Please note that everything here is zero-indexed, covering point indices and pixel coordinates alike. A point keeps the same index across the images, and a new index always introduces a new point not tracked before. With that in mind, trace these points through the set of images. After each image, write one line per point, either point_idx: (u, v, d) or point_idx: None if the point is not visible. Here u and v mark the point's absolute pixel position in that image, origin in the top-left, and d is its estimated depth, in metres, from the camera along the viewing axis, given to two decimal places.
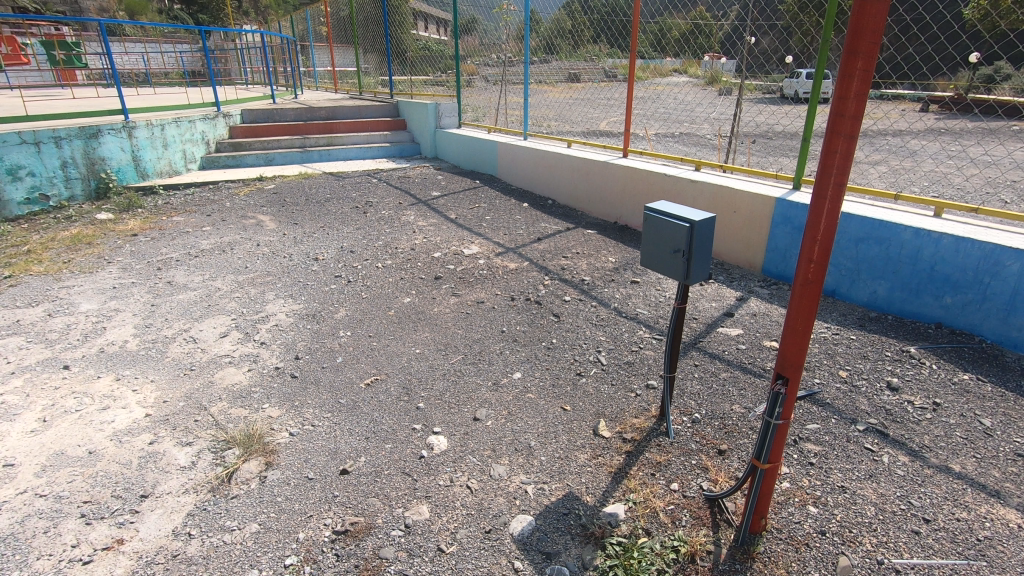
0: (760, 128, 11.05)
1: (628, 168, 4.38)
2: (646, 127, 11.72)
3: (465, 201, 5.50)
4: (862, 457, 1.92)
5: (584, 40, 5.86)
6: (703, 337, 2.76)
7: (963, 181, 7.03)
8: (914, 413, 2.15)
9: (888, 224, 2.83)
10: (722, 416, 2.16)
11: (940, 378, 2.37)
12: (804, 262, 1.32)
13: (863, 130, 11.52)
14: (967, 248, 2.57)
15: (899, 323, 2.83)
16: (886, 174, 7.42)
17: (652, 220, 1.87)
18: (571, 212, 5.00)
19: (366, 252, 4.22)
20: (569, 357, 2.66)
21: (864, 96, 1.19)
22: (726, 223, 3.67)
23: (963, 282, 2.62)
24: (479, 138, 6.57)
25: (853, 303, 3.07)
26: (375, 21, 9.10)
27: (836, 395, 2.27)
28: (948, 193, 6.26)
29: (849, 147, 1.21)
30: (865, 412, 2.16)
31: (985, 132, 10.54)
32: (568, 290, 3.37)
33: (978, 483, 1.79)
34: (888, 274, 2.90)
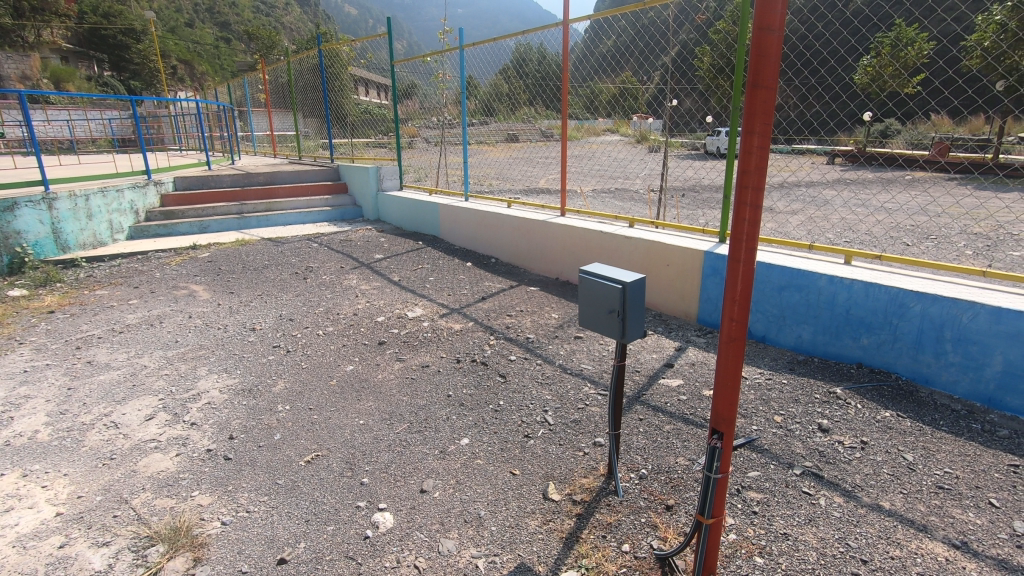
0: (687, 183, 11.80)
1: (565, 227, 4.54)
2: (582, 185, 12.28)
3: (408, 262, 5.52)
4: (801, 501, 1.98)
5: (520, 104, 6.32)
6: (646, 390, 2.82)
7: (870, 227, 7.69)
8: (844, 453, 2.26)
9: (806, 272, 3.05)
10: (668, 470, 2.19)
11: (865, 417, 2.51)
12: (726, 319, 1.40)
13: (780, 183, 12.52)
14: (875, 292, 2.79)
15: (824, 365, 3.01)
16: (804, 223, 8.01)
17: (586, 282, 1.94)
18: (514, 270, 5.10)
19: (306, 319, 4.12)
20: (516, 419, 2.65)
21: (764, 169, 1.30)
22: (660, 277, 3.84)
23: (875, 324, 2.83)
24: (420, 200, 6.66)
25: (782, 347, 3.25)
26: (313, 88, 9.28)
27: (773, 440, 2.36)
28: (859, 239, 6.80)
29: (755, 215, 1.32)
30: (801, 455, 2.25)
31: (885, 184, 11.64)
32: (513, 349, 3.39)
33: (907, 519, 1.88)
34: (810, 319, 3.09)
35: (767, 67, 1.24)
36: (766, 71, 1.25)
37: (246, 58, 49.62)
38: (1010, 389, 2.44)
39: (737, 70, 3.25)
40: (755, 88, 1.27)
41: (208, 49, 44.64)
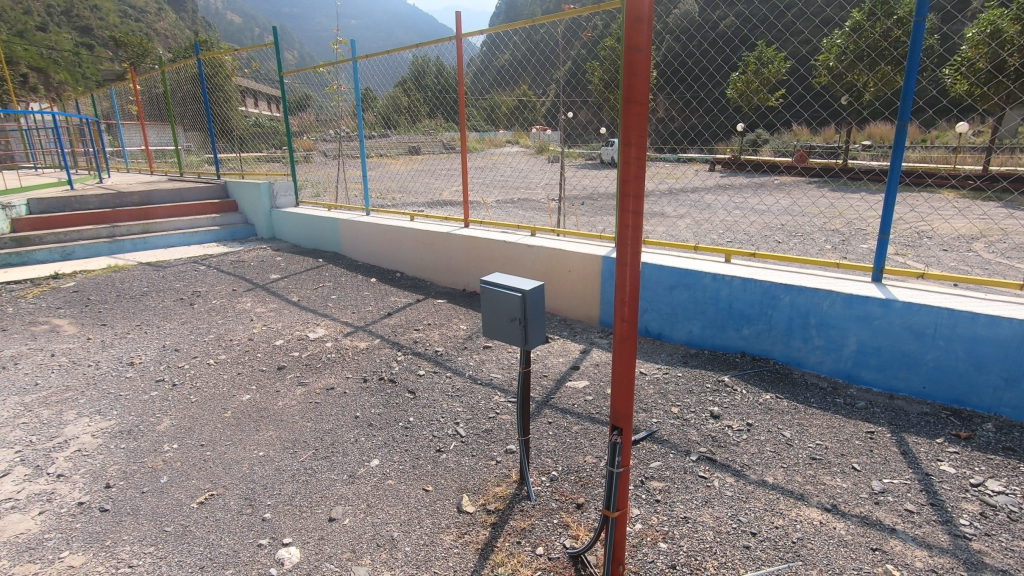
0: (585, 192, 12.31)
1: (469, 238, 4.56)
2: (485, 196, 12.41)
3: (308, 281, 5.28)
4: (697, 485, 2.13)
5: (420, 116, 6.36)
6: (554, 394, 2.90)
7: (748, 227, 8.44)
8: (733, 435, 2.46)
9: (692, 271, 3.29)
10: (577, 469, 2.26)
11: (750, 400, 2.74)
12: (618, 320, 1.48)
13: (670, 189, 13.41)
14: (752, 286, 3.07)
15: (713, 356, 3.25)
16: (692, 226, 8.64)
17: (487, 293, 1.97)
18: (420, 283, 5.04)
19: (194, 348, 3.80)
20: (427, 434, 2.61)
21: (642, 178, 1.40)
22: (562, 283, 3.97)
23: (753, 316, 3.11)
24: (318, 215, 6.40)
25: (677, 343, 3.48)
26: (193, 99, 8.63)
27: (671, 430, 2.51)
28: (739, 239, 7.45)
29: (637, 221, 1.40)
30: (696, 442, 2.41)
31: (756, 188, 12.89)
32: (422, 363, 3.35)
33: (787, 490, 2.08)
34: (698, 315, 3.33)
35: (637, 84, 1.34)
36: (637, 87, 1.34)
37: (113, 66, 45.15)
38: (864, 365, 2.78)
39: None
40: (629, 104, 1.36)
41: (66, 57, 40.15)
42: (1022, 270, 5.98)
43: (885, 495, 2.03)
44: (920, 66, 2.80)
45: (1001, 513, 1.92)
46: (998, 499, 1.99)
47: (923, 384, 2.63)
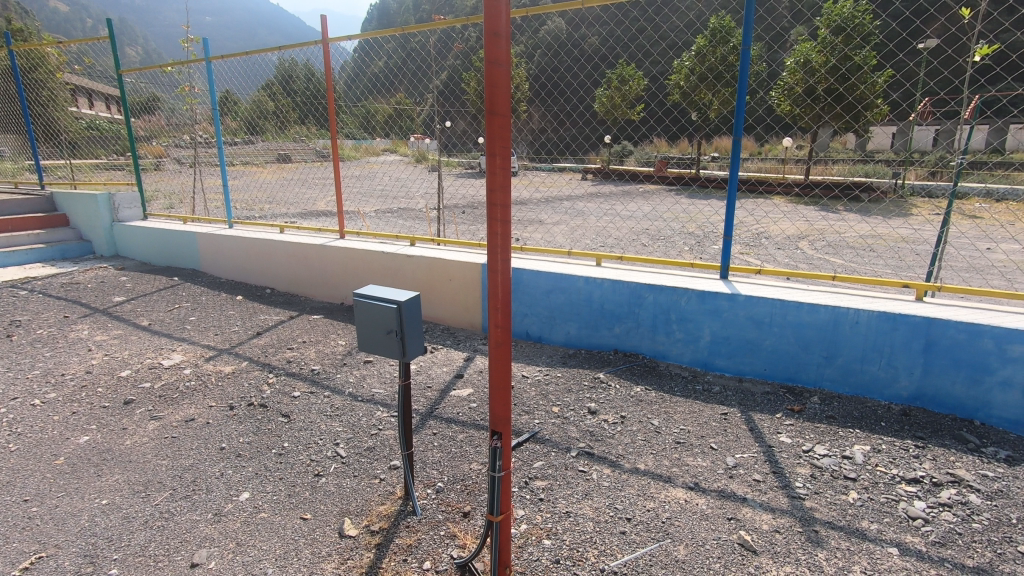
0: (465, 200, 12.42)
1: (344, 249, 4.39)
2: (363, 205, 12.04)
3: (160, 302, 4.74)
4: (578, 479, 2.23)
5: (289, 123, 6.03)
6: (438, 404, 2.87)
7: (618, 232, 9.04)
8: (608, 428, 2.61)
9: (566, 275, 3.45)
10: (463, 478, 2.26)
11: (623, 394, 2.93)
12: (493, 326, 1.52)
13: (546, 198, 13.98)
14: (620, 287, 3.29)
15: (589, 355, 3.43)
16: (568, 232, 9.07)
17: (360, 306, 1.91)
18: (293, 299, 4.75)
19: (14, 387, 3.24)
20: (304, 459, 2.46)
21: (509, 188, 1.44)
22: (444, 293, 3.96)
23: (622, 315, 3.33)
24: (171, 229, 5.78)
25: (556, 344, 3.62)
26: (5, 96, 7.39)
27: (553, 429, 2.61)
28: (609, 243, 7.96)
29: (506, 230, 1.45)
30: (575, 438, 2.52)
31: (623, 196, 13.86)
32: (297, 384, 3.15)
33: (657, 474, 2.25)
34: (574, 316, 3.50)
35: (499, 96, 1.39)
36: (499, 99, 1.39)
37: None
38: (717, 353, 3.09)
39: None
40: (492, 114, 1.40)
41: None
42: (835, 263, 7.08)
43: (737, 469, 2.27)
44: (748, 88, 3.18)
45: (826, 473, 2.24)
46: (823, 460, 2.31)
47: (764, 366, 2.99)
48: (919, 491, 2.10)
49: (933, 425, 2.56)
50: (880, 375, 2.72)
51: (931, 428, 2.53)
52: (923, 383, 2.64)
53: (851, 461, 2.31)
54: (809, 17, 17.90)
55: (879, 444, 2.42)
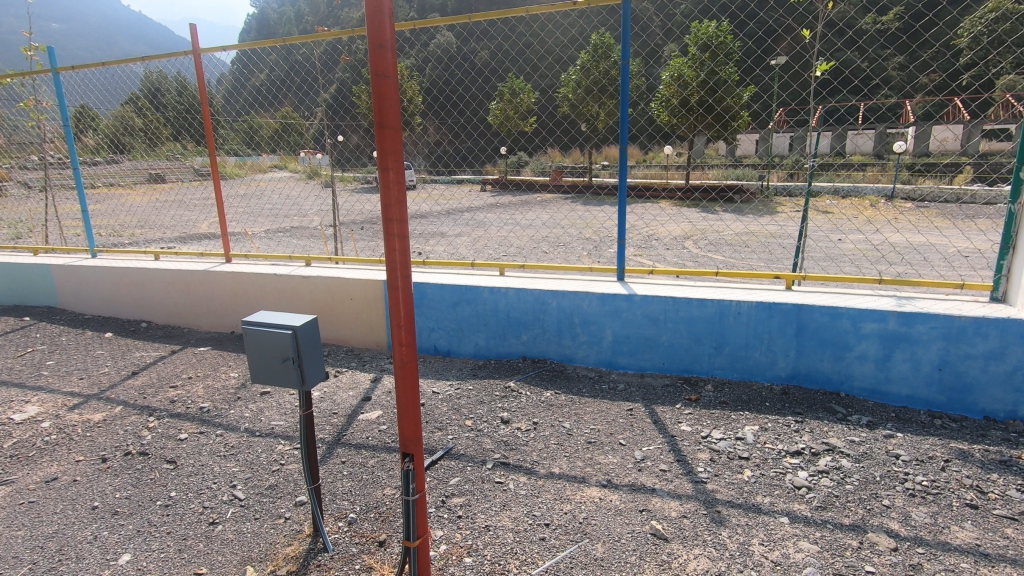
0: (362, 216, 12.07)
1: (232, 274, 4.08)
2: (252, 226, 11.31)
3: (8, 347, 4.11)
4: (495, 491, 2.21)
5: (161, 139, 5.52)
6: (345, 431, 2.73)
7: (519, 241, 9.22)
8: (522, 436, 2.63)
9: (470, 287, 3.44)
10: (376, 506, 2.16)
11: (534, 400, 2.97)
12: (397, 345, 1.47)
13: (447, 210, 13.95)
14: (525, 295, 3.34)
15: (498, 365, 3.45)
16: (471, 244, 9.10)
17: (251, 334, 1.77)
18: (175, 332, 4.33)
19: None
20: (196, 507, 2.23)
21: (403, 202, 1.41)
22: (345, 313, 3.80)
23: (528, 322, 3.38)
24: (17, 262, 5.04)
25: (465, 357, 3.60)
26: None
27: (467, 443, 2.58)
28: (512, 252, 8.08)
29: (404, 245, 1.41)
30: (490, 450, 2.51)
31: (522, 205, 14.19)
32: (184, 425, 2.85)
33: (572, 475, 2.30)
34: (481, 327, 3.50)
35: (388, 109, 1.35)
36: (388, 112, 1.35)
37: None
38: (619, 352, 3.23)
39: None
40: (381, 128, 1.36)
41: None
42: (716, 260, 7.71)
43: (645, 462, 2.37)
44: (631, 99, 3.37)
45: (723, 455, 2.40)
46: (720, 444, 2.48)
47: (662, 361, 3.16)
48: (801, 462, 2.32)
49: (808, 400, 2.85)
50: (762, 359, 2.98)
51: (807, 404, 2.82)
52: (797, 364, 2.92)
53: (744, 442, 2.50)
54: (679, 35, 19.44)
55: (765, 423, 2.65)
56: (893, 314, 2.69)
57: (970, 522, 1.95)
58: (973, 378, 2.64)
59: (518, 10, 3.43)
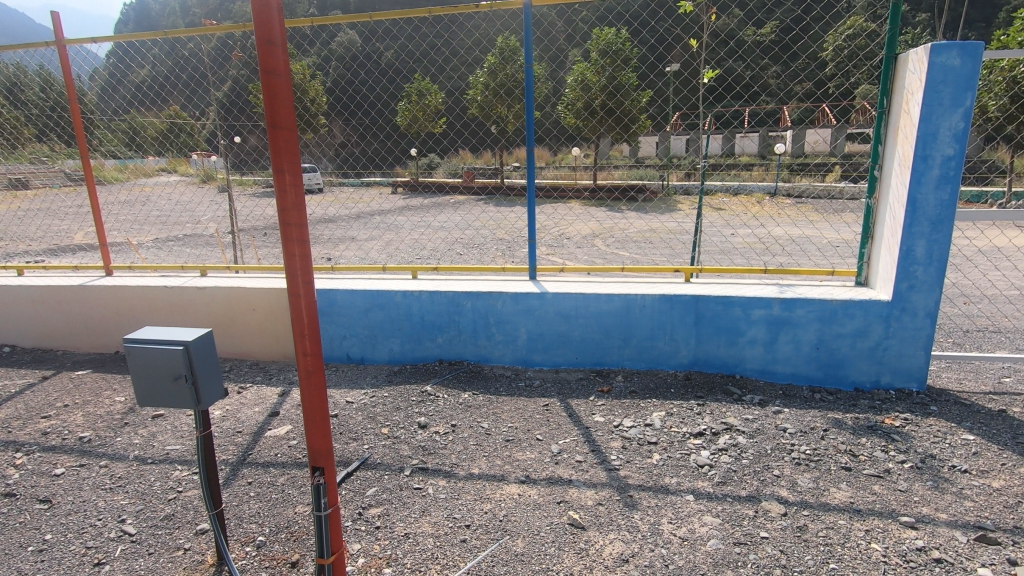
0: (264, 221, 11.42)
1: (114, 288, 3.70)
2: (138, 234, 10.35)
3: None
4: (413, 498, 2.18)
5: (21, 139, 4.91)
6: (251, 450, 2.57)
7: (433, 243, 9.13)
8: (440, 440, 2.61)
9: (382, 292, 3.36)
10: (287, 525, 2.05)
11: (452, 403, 2.96)
12: (301, 355, 1.40)
13: (357, 213, 13.54)
14: (439, 297, 3.31)
15: (414, 369, 3.40)
16: (383, 247, 8.90)
17: (135, 353, 1.62)
18: (46, 355, 3.87)
19: None
20: (77, 548, 2.01)
21: (301, 206, 1.35)
22: (247, 325, 3.57)
23: (443, 324, 3.36)
24: None
25: (379, 363, 3.51)
26: None
27: (383, 452, 2.52)
28: (426, 255, 7.99)
29: (304, 250, 1.35)
30: (408, 456, 2.47)
31: (435, 207, 14.07)
32: (60, 459, 2.56)
33: (491, 475, 2.31)
34: (396, 332, 3.43)
35: (281, 109, 1.29)
36: (281, 112, 1.29)
37: None
38: (534, 349, 3.29)
39: None
40: (274, 128, 1.30)
41: None
42: (623, 257, 8.07)
43: (561, 454, 2.44)
44: (535, 101, 3.45)
45: (633, 441, 2.52)
46: (631, 431, 2.61)
47: (575, 355, 3.27)
48: (704, 442, 2.49)
49: (707, 384, 3.06)
50: (665, 348, 3.16)
51: (707, 387, 3.03)
52: (697, 351, 3.13)
53: (652, 428, 2.63)
54: (581, 40, 20.18)
55: (671, 408, 2.81)
56: (777, 300, 2.96)
57: (845, 483, 2.18)
58: (843, 354, 2.97)
59: (419, 11, 3.39)
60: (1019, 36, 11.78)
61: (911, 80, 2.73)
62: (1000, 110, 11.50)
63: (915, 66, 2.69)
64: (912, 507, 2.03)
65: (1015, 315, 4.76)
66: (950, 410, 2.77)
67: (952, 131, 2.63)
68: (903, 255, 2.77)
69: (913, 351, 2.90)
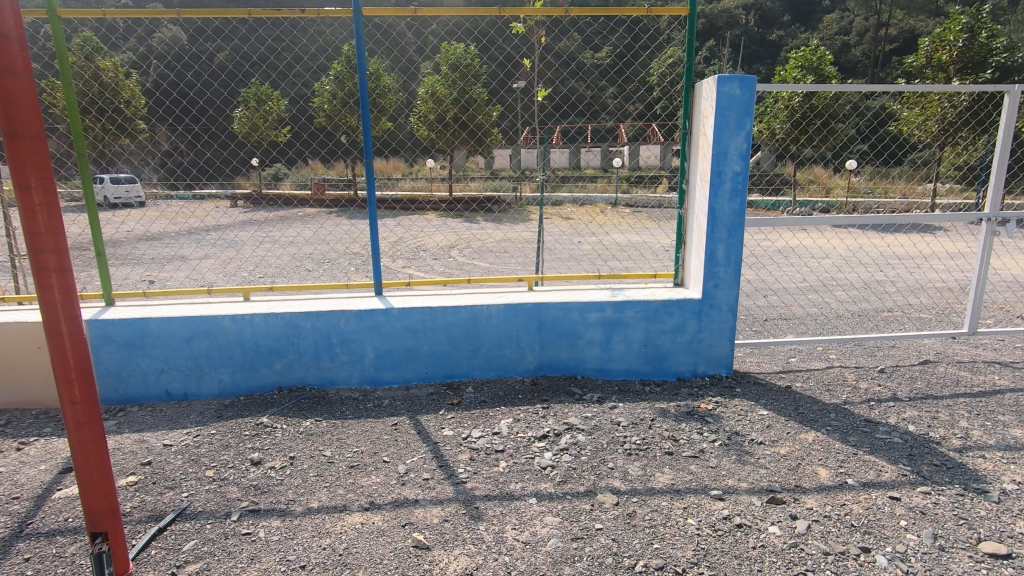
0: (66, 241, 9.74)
1: None
2: None
3: None
4: (241, 545, 1.97)
5: None
6: (31, 518, 2.14)
7: (277, 260, 8.50)
8: (276, 475, 2.40)
9: (207, 317, 3.02)
10: None
11: (290, 434, 2.74)
12: (69, 403, 1.44)
13: (188, 229, 12.15)
14: (274, 320, 3.06)
15: (249, 400, 3.10)
16: (219, 266, 8.07)
17: None
18: None
19: None
20: None
21: (61, 256, 1.40)
22: (33, 367, 2.99)
23: (281, 348, 3.11)
24: None
25: (207, 398, 3.15)
26: None
27: (206, 498, 2.25)
28: (269, 273, 7.41)
29: (67, 298, 1.41)
30: (236, 499, 2.24)
31: (281, 221, 13.14)
32: None
33: (331, 507, 2.17)
34: (226, 361, 3.10)
35: (32, 167, 1.34)
36: (30, 169, 1.34)
37: None
38: (382, 367, 3.19)
39: (69, 93, 2.76)
40: (25, 185, 1.34)
41: None
42: (479, 266, 8.21)
43: (408, 474, 2.37)
44: (372, 112, 3.37)
45: (481, 452, 2.54)
46: (478, 442, 2.63)
47: (425, 370, 3.22)
48: (547, 444, 2.59)
49: (552, 387, 3.20)
50: (512, 355, 3.25)
51: (552, 390, 3.17)
52: (542, 356, 3.26)
53: (499, 436, 2.68)
54: (430, 53, 20.31)
55: (518, 414, 2.88)
56: (608, 303, 3.19)
57: (668, 467, 2.40)
58: (666, 349, 3.29)
59: (236, 12, 3.13)
60: (793, 71, 14.19)
61: (705, 106, 3.13)
62: (783, 132, 13.77)
63: (707, 94, 3.09)
64: (720, 481, 2.31)
65: (797, 304, 5.70)
66: (751, 390, 3.20)
67: (737, 151, 3.05)
68: (707, 258, 3.15)
69: (720, 341, 3.31)
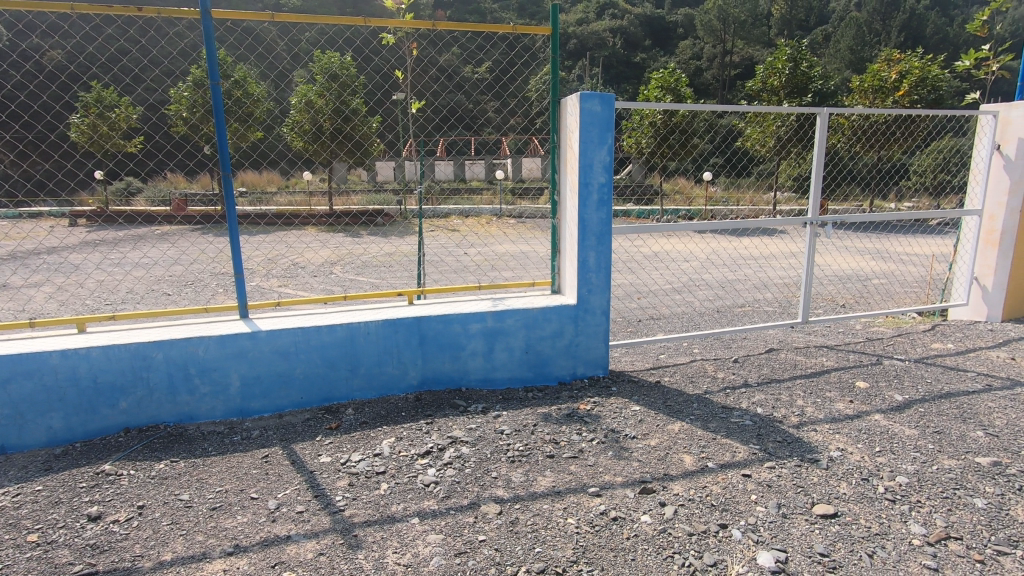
0: None
1: None
2: None
3: None
4: None
5: None
6: None
7: (128, 284, 7.57)
8: (120, 530, 2.11)
9: (29, 355, 2.60)
10: None
11: (139, 480, 2.43)
12: None
13: (13, 252, 10.44)
14: (116, 352, 2.71)
15: (87, 447, 2.71)
16: (53, 295, 7.01)
17: None
18: None
19: None
20: None
21: None
22: None
23: (127, 385, 2.76)
24: None
25: (33, 449, 2.70)
26: None
27: (28, 569, 1.92)
28: (118, 299, 6.57)
29: None
30: (68, 564, 1.93)
31: (133, 240, 11.75)
32: None
33: (188, 557, 1.95)
34: (56, 405, 2.68)
35: None
36: None
37: None
38: (250, 396, 2.94)
39: None
40: None
41: None
42: (362, 282, 7.94)
43: (278, 510, 2.21)
44: (228, 122, 3.13)
45: (361, 476, 2.43)
46: (358, 465, 2.51)
47: (300, 395, 3.03)
48: (430, 461, 2.54)
49: (436, 401, 3.16)
50: (394, 372, 3.16)
51: (436, 404, 3.13)
52: (425, 370, 3.21)
53: (380, 457, 2.58)
54: (303, 61, 19.45)
55: (401, 432, 2.80)
56: (489, 313, 3.22)
57: (549, 469, 2.47)
58: (547, 354, 3.39)
59: (56, 6, 2.74)
60: (655, 91, 15.47)
61: (570, 120, 3.29)
62: (650, 146, 14.89)
63: (571, 109, 3.26)
64: (597, 477, 2.41)
65: (667, 304, 6.17)
66: (625, 388, 3.40)
67: (601, 164, 3.24)
68: (580, 265, 3.31)
69: (596, 343, 3.48)
